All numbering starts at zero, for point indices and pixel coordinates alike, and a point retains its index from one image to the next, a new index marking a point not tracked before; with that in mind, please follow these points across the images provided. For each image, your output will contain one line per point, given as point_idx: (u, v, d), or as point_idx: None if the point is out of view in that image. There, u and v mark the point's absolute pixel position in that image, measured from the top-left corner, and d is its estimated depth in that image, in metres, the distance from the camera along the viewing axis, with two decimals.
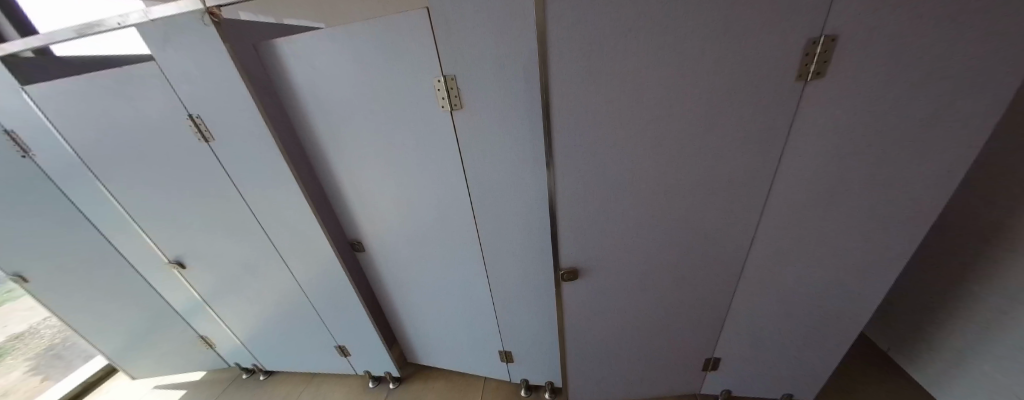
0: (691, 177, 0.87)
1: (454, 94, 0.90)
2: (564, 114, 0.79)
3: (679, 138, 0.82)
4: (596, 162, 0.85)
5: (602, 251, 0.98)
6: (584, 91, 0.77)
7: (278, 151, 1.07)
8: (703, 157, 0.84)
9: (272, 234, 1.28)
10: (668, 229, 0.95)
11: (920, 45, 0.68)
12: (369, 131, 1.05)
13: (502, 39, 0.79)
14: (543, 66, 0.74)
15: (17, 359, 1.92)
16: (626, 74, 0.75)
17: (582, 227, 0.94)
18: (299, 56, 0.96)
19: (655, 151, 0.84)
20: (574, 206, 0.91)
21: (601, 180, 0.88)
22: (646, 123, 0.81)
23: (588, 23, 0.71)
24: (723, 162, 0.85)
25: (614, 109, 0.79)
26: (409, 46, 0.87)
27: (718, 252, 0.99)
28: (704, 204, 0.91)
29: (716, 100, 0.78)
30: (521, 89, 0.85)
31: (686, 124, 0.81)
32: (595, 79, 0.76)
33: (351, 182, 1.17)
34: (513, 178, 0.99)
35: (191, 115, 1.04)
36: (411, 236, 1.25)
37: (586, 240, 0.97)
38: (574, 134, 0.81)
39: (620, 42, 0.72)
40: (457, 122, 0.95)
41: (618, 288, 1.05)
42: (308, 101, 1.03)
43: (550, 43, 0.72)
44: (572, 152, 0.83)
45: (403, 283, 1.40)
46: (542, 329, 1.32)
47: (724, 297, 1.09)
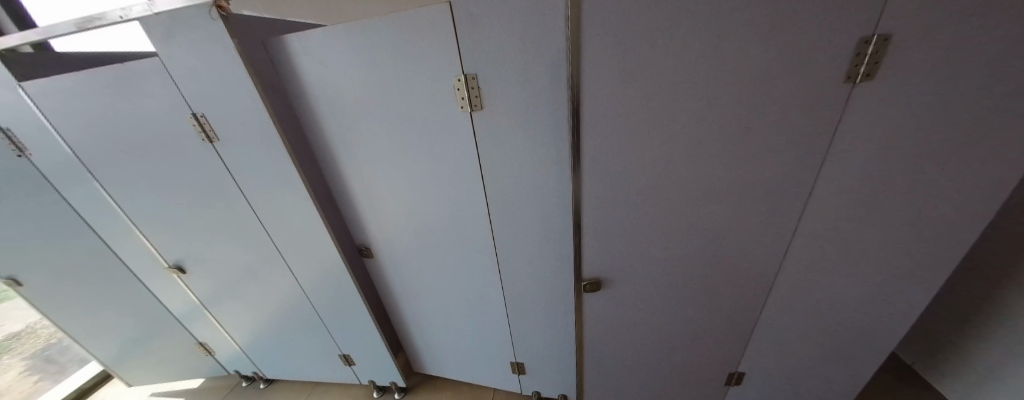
0: (726, 182, 0.82)
1: (475, 94, 0.85)
2: (594, 116, 0.74)
3: (717, 142, 0.77)
4: (626, 168, 0.80)
5: (627, 262, 0.93)
6: (617, 93, 0.72)
7: (286, 153, 1.02)
8: (740, 163, 0.79)
9: (277, 238, 1.22)
10: (698, 238, 0.90)
11: (992, 44, 0.62)
12: (383, 134, 1.00)
13: (527, 36, 0.75)
14: (575, 65, 0.69)
15: (13, 359, 1.86)
16: (664, 75, 0.70)
17: (607, 236, 0.90)
18: (311, 53, 0.92)
19: (691, 156, 0.79)
20: (600, 213, 0.86)
21: (630, 187, 0.83)
22: (682, 125, 0.75)
23: (624, 20, 0.66)
24: (763, 170, 0.80)
25: (648, 111, 0.74)
26: (427, 43, 0.83)
27: (750, 263, 0.94)
28: (740, 211, 0.86)
29: (760, 102, 0.72)
30: (547, 90, 0.80)
31: (725, 128, 0.75)
32: (630, 79, 0.71)
33: (361, 186, 1.12)
34: (533, 183, 0.94)
35: (195, 113, 0.99)
36: (422, 241, 1.20)
37: (610, 250, 0.92)
38: (604, 138, 0.77)
39: (659, 40, 0.67)
40: (476, 124, 0.90)
41: (642, 300, 1.00)
42: (319, 101, 0.99)
43: (583, 41, 0.67)
44: (602, 158, 0.79)
45: (412, 290, 1.35)
46: (557, 340, 1.27)
47: (752, 311, 1.03)
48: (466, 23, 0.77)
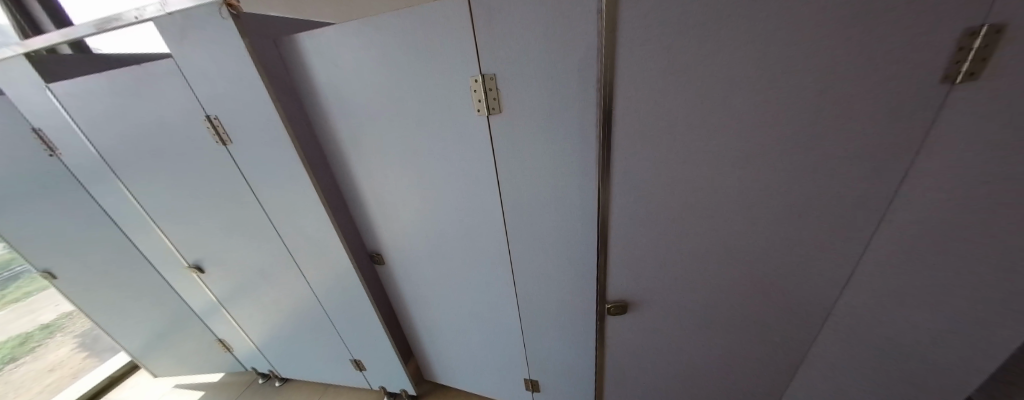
0: (789, 204, 0.68)
1: (493, 97, 0.78)
2: (627, 123, 0.66)
3: (781, 155, 0.64)
4: (663, 182, 0.71)
5: (657, 283, 0.84)
6: (655, 96, 0.63)
7: (298, 157, 0.98)
8: (811, 181, 0.65)
9: (290, 242, 1.20)
10: (745, 265, 0.77)
11: None
12: (395, 138, 0.95)
13: (551, 32, 0.68)
14: (608, 64, 0.61)
15: (66, 335, 2.07)
16: (715, 75, 0.60)
17: (636, 256, 0.81)
18: (322, 52, 0.87)
19: (745, 171, 0.66)
20: (630, 230, 0.78)
21: (666, 204, 0.73)
22: (737, 136, 0.64)
23: (667, 11, 0.57)
24: (828, 188, 0.64)
25: (691, 118, 0.64)
26: (442, 41, 0.76)
27: (800, 297, 0.78)
28: (806, 239, 0.71)
29: (842, 108, 0.58)
30: (572, 91, 0.72)
31: (794, 140, 0.62)
32: (672, 81, 0.61)
33: (374, 192, 1.08)
34: (554, 194, 0.87)
35: (208, 116, 0.97)
36: (434, 250, 1.14)
37: (638, 269, 0.83)
38: (637, 147, 0.68)
39: (709, 34, 0.57)
40: (493, 130, 0.83)
41: (673, 325, 0.90)
42: (331, 103, 0.95)
43: (618, 38, 0.60)
44: (635, 170, 0.70)
45: (424, 299, 1.30)
46: (574, 359, 1.19)
47: (812, 356, 0.87)
48: (483, 18, 0.71)
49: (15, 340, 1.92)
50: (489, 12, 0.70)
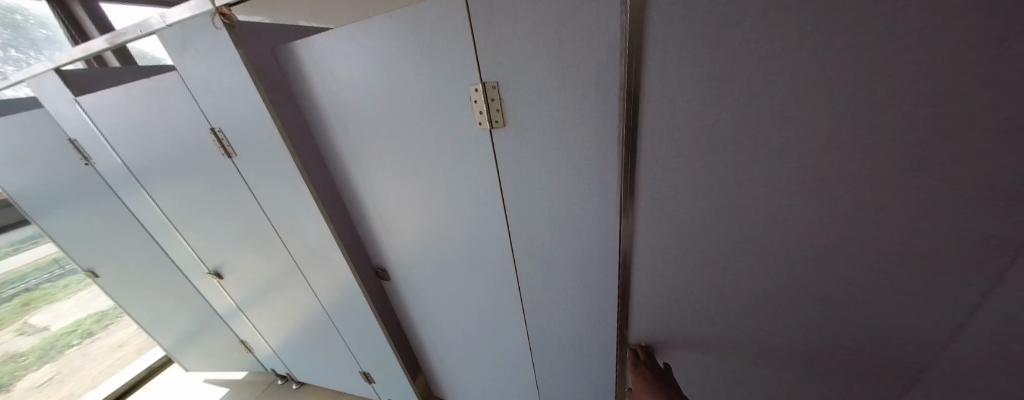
0: (890, 258, 0.49)
1: (495, 108, 0.69)
2: (654, 139, 0.58)
3: (877, 188, 0.46)
4: (698, 210, 0.61)
5: (691, 321, 0.73)
6: (689, 109, 0.54)
7: (300, 173, 0.94)
8: (933, 231, 0.45)
9: (296, 255, 1.18)
10: (808, 321, 0.60)
11: None
12: (396, 151, 0.89)
13: (561, 31, 0.57)
14: (632, 68, 0.54)
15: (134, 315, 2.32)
16: (773, 80, 0.47)
17: (664, 288, 0.72)
18: (318, 62, 0.83)
19: (823, 204, 0.51)
20: (658, 255, 0.68)
21: (702, 236, 0.62)
22: (803, 159, 0.49)
23: (705, 5, 0.47)
24: (936, 238, 0.45)
25: (737, 137, 0.52)
26: (438, 47, 0.68)
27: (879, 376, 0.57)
28: (922, 317, 0.50)
29: (1000, 128, 0.38)
30: (587, 101, 0.61)
31: (898, 169, 0.44)
32: (715, 89, 0.51)
33: (377, 208, 1.03)
34: (566, 216, 0.76)
35: (213, 128, 0.96)
36: (438, 268, 1.08)
37: (665, 300, 0.73)
38: (666, 168, 0.60)
39: (759, 31, 0.46)
40: (497, 144, 0.74)
41: (706, 374, 0.77)
42: (331, 116, 0.90)
43: (645, 41, 0.52)
44: (664, 190, 0.61)
45: (430, 316, 1.24)
46: (590, 391, 1.08)
47: None
48: (483, 19, 0.62)
49: (93, 316, 2.16)
50: (489, 11, 0.60)
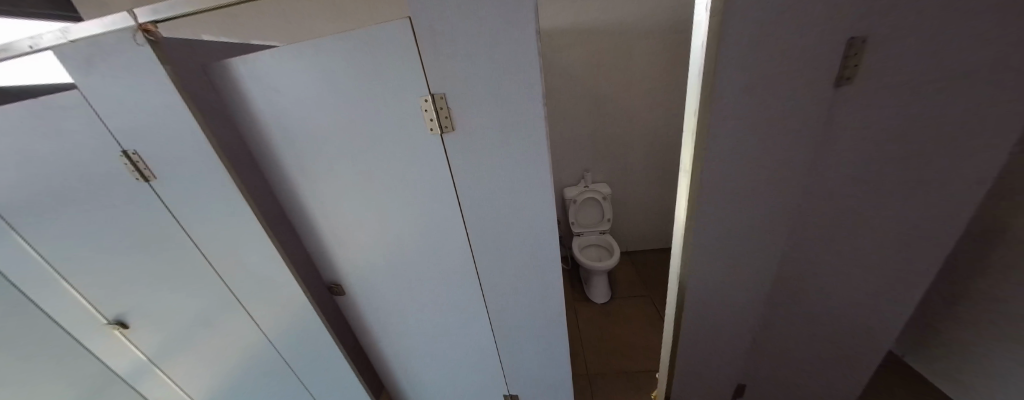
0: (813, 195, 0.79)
1: (444, 115, 0.75)
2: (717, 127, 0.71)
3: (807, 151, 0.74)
4: (743, 184, 0.78)
5: (733, 272, 0.90)
6: (742, 102, 0.69)
7: (237, 191, 0.91)
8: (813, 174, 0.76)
9: (231, 282, 1.08)
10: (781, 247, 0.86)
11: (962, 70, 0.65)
12: (347, 162, 0.91)
13: (497, 51, 0.68)
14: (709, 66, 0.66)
15: None
16: (784, 81, 0.67)
17: (710, 254, 0.87)
18: (257, 77, 0.84)
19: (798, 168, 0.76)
20: (711, 220, 0.82)
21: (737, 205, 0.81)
22: (794, 135, 0.72)
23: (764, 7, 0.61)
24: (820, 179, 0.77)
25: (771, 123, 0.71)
26: (384, 62, 0.74)
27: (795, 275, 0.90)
28: None
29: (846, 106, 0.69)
30: (522, 107, 0.73)
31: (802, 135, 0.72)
32: (751, 87, 0.67)
33: (328, 222, 1.02)
34: (515, 207, 0.86)
35: (125, 150, 0.86)
36: (395, 276, 1.08)
37: (708, 262, 0.88)
38: (722, 152, 0.74)
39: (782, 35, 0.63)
40: (448, 148, 0.80)
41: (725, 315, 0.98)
42: (273, 131, 0.90)
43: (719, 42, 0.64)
44: (719, 169, 0.76)
45: (390, 329, 1.22)
46: (553, 365, 1.19)
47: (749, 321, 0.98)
48: (427, 40, 0.68)
49: None
50: (432, 33, 0.68)
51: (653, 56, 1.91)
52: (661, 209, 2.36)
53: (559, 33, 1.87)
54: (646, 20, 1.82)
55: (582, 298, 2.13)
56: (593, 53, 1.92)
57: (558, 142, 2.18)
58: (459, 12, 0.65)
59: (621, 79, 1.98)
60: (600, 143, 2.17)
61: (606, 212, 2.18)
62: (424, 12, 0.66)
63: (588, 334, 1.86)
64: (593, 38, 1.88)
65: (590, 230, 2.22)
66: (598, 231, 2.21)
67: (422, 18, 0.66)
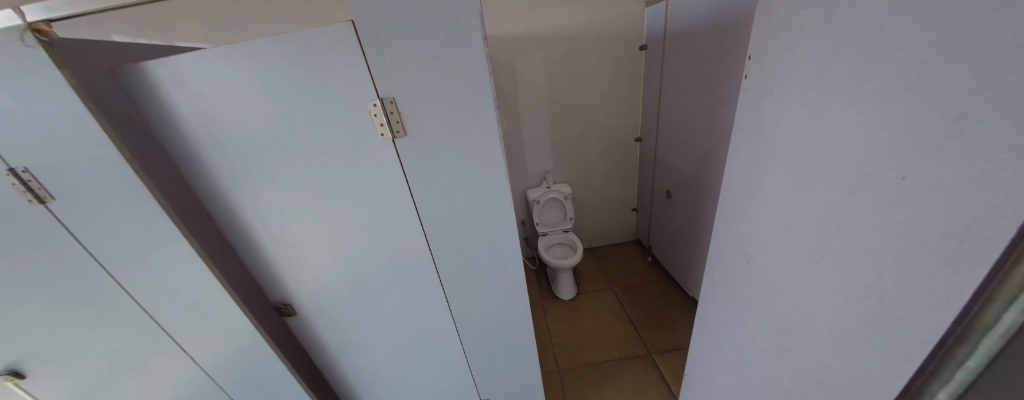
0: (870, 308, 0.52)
1: (395, 119, 0.74)
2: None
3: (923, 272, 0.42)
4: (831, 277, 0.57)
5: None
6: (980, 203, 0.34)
7: (159, 207, 0.81)
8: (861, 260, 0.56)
9: (157, 313, 0.96)
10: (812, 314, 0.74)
11: None
12: (291, 172, 0.85)
13: (444, 54, 0.69)
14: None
15: None
16: None
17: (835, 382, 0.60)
18: (180, 82, 0.77)
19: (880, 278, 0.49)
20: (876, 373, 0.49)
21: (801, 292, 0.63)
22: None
23: None
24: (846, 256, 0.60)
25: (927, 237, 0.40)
26: (327, 66, 0.71)
27: None
28: None
29: None
30: (472, 110, 0.75)
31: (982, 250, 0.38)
32: None
33: (271, 237, 0.95)
34: (473, 210, 0.87)
35: (11, 169, 0.73)
36: (353, 290, 1.03)
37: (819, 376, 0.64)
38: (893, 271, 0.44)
39: None
40: (401, 153, 0.79)
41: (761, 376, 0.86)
42: (203, 140, 0.82)
43: None
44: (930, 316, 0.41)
45: (351, 347, 1.15)
46: (523, 364, 1.20)
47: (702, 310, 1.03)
48: (371, 44, 0.67)
49: None
50: (376, 38, 0.67)
51: (601, 62, 2.04)
52: (619, 205, 2.49)
53: (512, 40, 1.94)
54: (592, 29, 1.94)
55: (551, 296, 2.18)
56: (546, 60, 2.01)
57: (519, 146, 2.23)
58: (402, 16, 0.65)
59: (574, 83, 2.09)
60: (559, 145, 2.26)
61: (568, 211, 2.26)
62: (366, 17, 0.65)
63: (557, 331, 1.91)
64: (545, 45, 1.97)
65: (554, 229, 2.28)
66: (562, 230, 2.28)
67: (364, 21, 0.65)
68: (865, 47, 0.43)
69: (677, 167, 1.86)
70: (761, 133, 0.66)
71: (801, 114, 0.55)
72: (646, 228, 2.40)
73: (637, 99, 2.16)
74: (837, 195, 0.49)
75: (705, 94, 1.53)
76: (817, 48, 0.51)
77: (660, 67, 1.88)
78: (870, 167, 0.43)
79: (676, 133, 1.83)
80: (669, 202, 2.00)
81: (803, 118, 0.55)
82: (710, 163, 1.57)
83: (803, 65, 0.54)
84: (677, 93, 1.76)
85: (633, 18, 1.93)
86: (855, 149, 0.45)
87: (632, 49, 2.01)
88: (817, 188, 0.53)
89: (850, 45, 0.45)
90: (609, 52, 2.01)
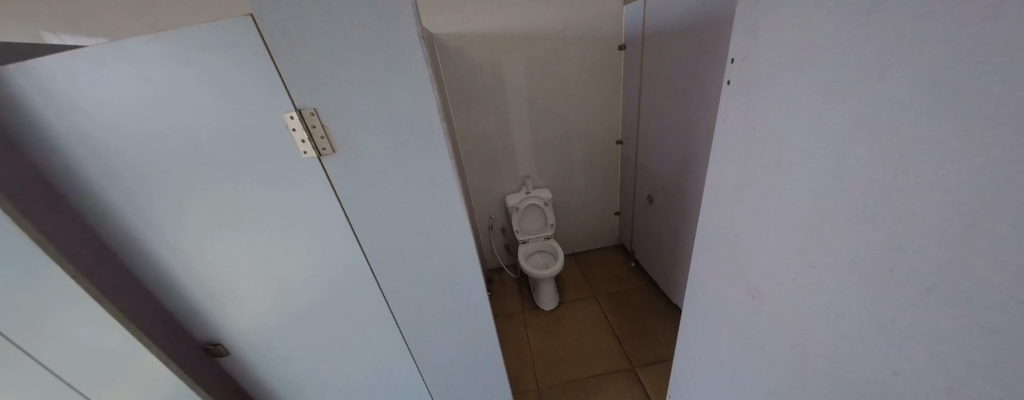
0: None
1: (319, 134, 0.62)
2: None
3: None
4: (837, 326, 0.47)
5: None
6: None
7: (32, 243, 0.66)
8: None
9: (30, 377, 0.76)
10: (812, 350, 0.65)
11: None
12: (205, 196, 0.71)
13: (381, 54, 0.57)
14: None
15: None
16: None
17: None
18: (52, 91, 0.62)
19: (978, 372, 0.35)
20: None
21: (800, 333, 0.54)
22: None
23: None
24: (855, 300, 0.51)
25: None
26: (234, 68, 0.58)
27: None
28: None
29: None
30: (416, 125, 0.64)
31: None
32: None
33: (191, 269, 0.81)
34: (426, 235, 0.76)
35: None
36: (294, 324, 0.90)
37: None
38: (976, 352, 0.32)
39: None
40: (331, 172, 0.67)
41: None
42: (91, 160, 0.68)
43: None
44: None
45: (298, 386, 1.01)
46: (495, 393, 1.10)
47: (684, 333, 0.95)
48: (284, 43, 0.55)
49: None
50: (289, 35, 0.54)
51: (579, 62, 1.95)
52: (602, 209, 2.42)
53: (484, 39, 1.82)
54: (569, 27, 1.85)
55: (532, 307, 2.09)
56: (522, 60, 1.90)
57: (496, 149, 2.12)
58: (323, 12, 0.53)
59: (552, 84, 1.98)
60: (538, 148, 2.16)
61: (549, 217, 2.18)
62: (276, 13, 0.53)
63: (539, 345, 1.81)
64: (520, 44, 1.86)
65: (535, 237, 2.19)
66: (543, 237, 2.19)
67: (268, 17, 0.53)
68: (876, 47, 0.35)
69: (658, 171, 1.80)
70: (749, 145, 0.57)
71: (797, 126, 0.46)
72: (628, 232, 2.34)
73: (618, 100, 2.08)
74: (848, 225, 0.41)
75: (685, 95, 1.47)
76: (816, 46, 0.42)
77: (640, 67, 1.80)
78: (889, 198, 0.35)
79: (656, 136, 1.76)
80: (651, 207, 1.94)
81: (800, 132, 0.46)
82: (691, 168, 1.51)
83: (798, 67, 0.45)
84: (657, 95, 1.69)
85: (612, 17, 1.85)
86: (869, 172, 0.37)
87: (611, 49, 1.93)
88: (819, 215, 0.45)
89: (858, 45, 0.36)
90: (587, 51, 1.92)
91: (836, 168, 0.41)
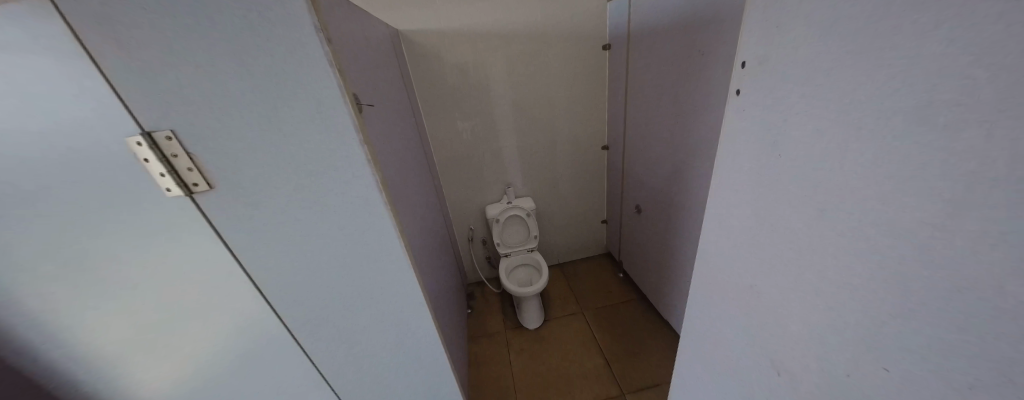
0: None
1: (185, 169, 0.63)
2: None
3: None
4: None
5: None
6: None
7: None
8: None
9: None
10: None
11: None
12: (110, 228, 0.66)
13: (298, 91, 0.61)
14: None
15: None
16: None
17: None
18: None
19: None
20: None
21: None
22: None
23: None
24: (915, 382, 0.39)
25: None
26: (144, 95, 0.56)
27: None
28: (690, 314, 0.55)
29: None
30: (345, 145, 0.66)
31: None
32: None
33: (94, 309, 0.73)
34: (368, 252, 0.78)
35: None
36: (223, 360, 0.84)
37: None
38: None
39: None
40: (205, 207, 0.67)
41: None
42: None
43: None
44: None
45: None
46: None
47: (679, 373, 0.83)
48: (219, 72, 0.57)
49: None
50: (228, 68, 0.57)
51: (561, 63, 1.81)
52: (588, 217, 2.30)
53: (457, 38, 1.66)
54: (549, 24, 1.70)
55: (516, 326, 1.94)
56: (499, 60, 1.74)
57: (474, 158, 1.96)
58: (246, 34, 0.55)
59: (532, 87, 1.84)
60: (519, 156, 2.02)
61: (532, 229, 2.03)
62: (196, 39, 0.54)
63: (521, 370, 1.67)
64: (496, 44, 1.70)
65: (517, 250, 2.06)
66: (526, 250, 2.06)
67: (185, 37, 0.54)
68: (1009, 69, 0.23)
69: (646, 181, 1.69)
70: (779, 179, 0.46)
71: (853, 163, 0.35)
72: (616, 241, 2.23)
73: (603, 103, 1.95)
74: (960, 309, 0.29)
75: (674, 100, 1.35)
76: (884, 63, 0.31)
77: (625, 69, 1.68)
78: None
79: (644, 143, 1.65)
80: (639, 217, 1.83)
81: (871, 170, 0.34)
82: (681, 179, 1.39)
83: (853, 89, 0.34)
84: (643, 98, 1.57)
85: (595, 15, 1.71)
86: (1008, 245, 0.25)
87: (594, 49, 1.80)
88: (894, 282, 0.34)
89: (992, 57, 0.24)
90: (569, 52, 1.78)
91: (934, 227, 0.29)
